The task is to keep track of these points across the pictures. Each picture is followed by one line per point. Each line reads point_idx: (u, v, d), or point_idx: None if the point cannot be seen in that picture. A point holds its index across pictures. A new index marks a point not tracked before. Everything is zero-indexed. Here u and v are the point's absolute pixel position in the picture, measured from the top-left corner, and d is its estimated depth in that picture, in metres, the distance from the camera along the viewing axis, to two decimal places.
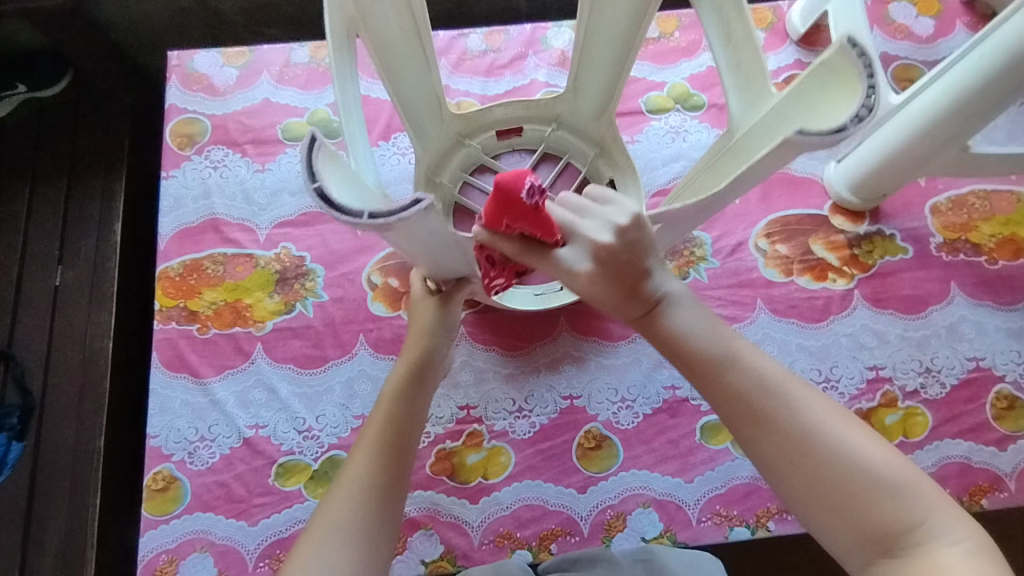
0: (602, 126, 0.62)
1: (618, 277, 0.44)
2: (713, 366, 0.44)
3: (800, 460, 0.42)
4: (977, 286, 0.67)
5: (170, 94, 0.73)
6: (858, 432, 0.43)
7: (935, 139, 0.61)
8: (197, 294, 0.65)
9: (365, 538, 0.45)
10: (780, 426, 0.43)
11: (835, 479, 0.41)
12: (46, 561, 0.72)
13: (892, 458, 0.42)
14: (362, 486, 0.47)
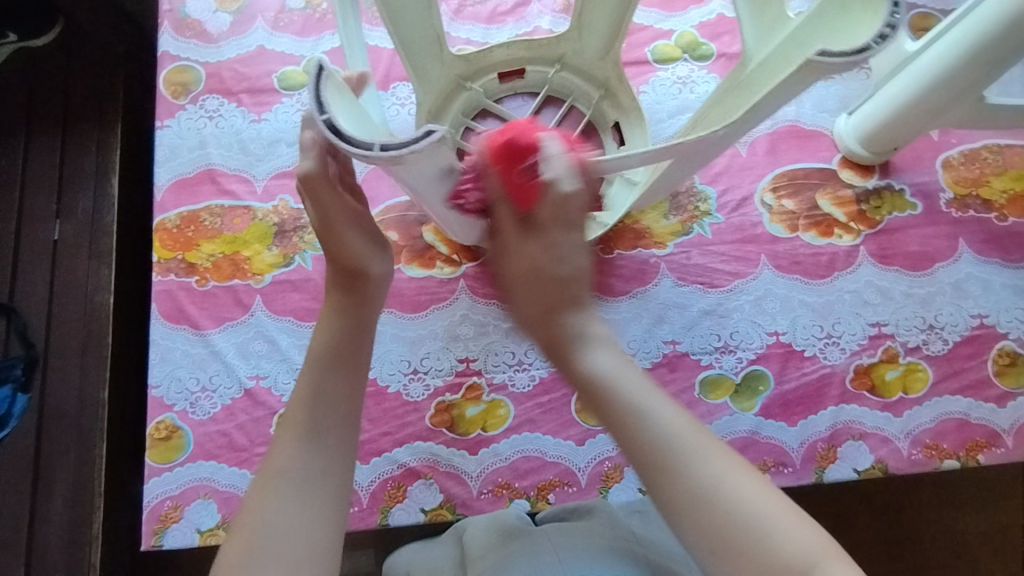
0: (607, 67, 0.60)
1: (551, 285, 0.45)
2: (620, 409, 0.41)
3: (694, 512, 0.37)
4: (986, 243, 0.66)
5: (163, 41, 0.71)
6: (739, 468, 0.38)
7: (951, 89, 0.59)
8: (194, 246, 0.65)
9: (314, 489, 0.40)
10: (680, 472, 0.38)
11: (722, 527, 0.37)
12: (56, 508, 0.74)
13: (781, 502, 0.38)
14: (304, 441, 0.41)
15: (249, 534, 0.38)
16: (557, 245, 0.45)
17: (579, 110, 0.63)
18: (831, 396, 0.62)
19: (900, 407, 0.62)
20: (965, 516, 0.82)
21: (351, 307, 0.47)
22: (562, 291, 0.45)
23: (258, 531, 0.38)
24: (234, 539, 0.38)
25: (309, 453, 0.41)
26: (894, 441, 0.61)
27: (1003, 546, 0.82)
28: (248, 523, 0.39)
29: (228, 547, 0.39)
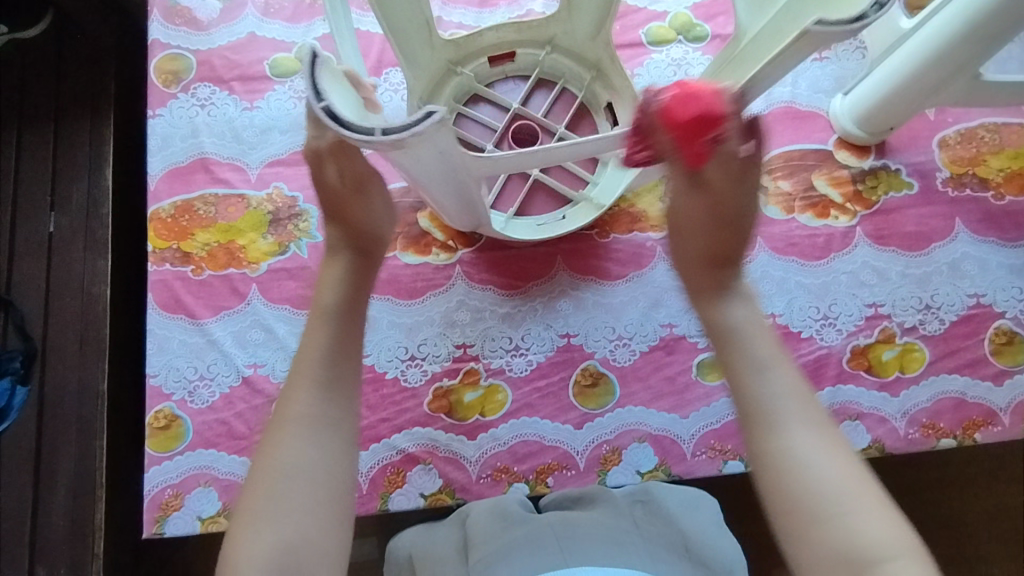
0: (597, 49, 0.60)
1: (717, 228, 0.48)
2: (734, 363, 0.44)
3: (783, 474, 0.40)
4: (983, 222, 0.66)
5: (153, 29, 0.70)
6: (838, 452, 0.40)
7: (946, 66, 0.59)
8: (189, 235, 0.65)
9: (324, 436, 0.42)
10: (778, 433, 0.41)
11: (807, 494, 0.39)
12: (59, 499, 0.74)
13: (872, 492, 0.39)
14: (313, 390, 0.43)
15: (265, 480, 0.41)
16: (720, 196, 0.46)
17: (570, 91, 0.63)
18: (827, 377, 0.62)
19: (897, 387, 0.62)
20: (962, 495, 0.83)
21: (360, 265, 0.49)
22: (726, 243, 0.48)
23: (274, 474, 0.41)
24: (253, 483, 0.41)
25: (320, 401, 0.43)
26: (891, 421, 0.61)
27: (1001, 525, 0.83)
28: (265, 466, 0.42)
29: (247, 494, 0.41)
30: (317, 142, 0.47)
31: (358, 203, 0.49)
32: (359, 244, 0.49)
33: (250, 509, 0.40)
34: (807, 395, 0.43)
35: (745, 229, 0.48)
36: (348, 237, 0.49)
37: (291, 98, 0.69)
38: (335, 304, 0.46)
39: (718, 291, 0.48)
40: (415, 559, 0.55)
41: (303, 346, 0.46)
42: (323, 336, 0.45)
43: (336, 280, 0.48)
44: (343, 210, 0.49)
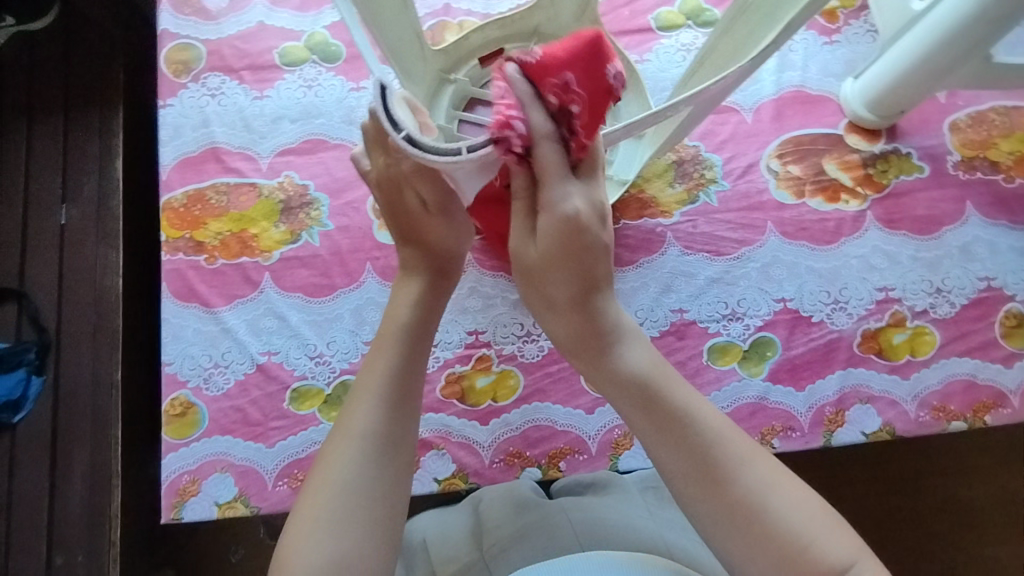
0: (585, 28, 0.60)
1: (573, 260, 0.43)
2: (653, 425, 0.42)
3: (738, 528, 0.39)
4: (993, 205, 0.66)
5: (162, 19, 0.70)
6: (785, 489, 0.40)
7: (962, 45, 0.59)
8: (202, 224, 0.65)
9: (383, 455, 0.43)
10: (726, 480, 0.40)
11: (767, 541, 0.39)
12: (75, 488, 0.75)
13: (823, 516, 0.39)
14: (376, 406, 0.44)
15: (317, 491, 0.41)
16: (579, 215, 0.43)
17: None
18: (838, 360, 0.62)
19: (907, 370, 0.62)
20: (968, 480, 0.83)
21: (431, 287, 0.49)
22: (591, 270, 0.44)
23: (329, 487, 0.41)
24: (308, 494, 0.42)
25: (383, 418, 0.43)
26: (902, 404, 0.62)
27: (1007, 508, 0.83)
28: (322, 476, 0.42)
29: (303, 501, 0.42)
30: (393, 168, 0.47)
31: (432, 223, 0.49)
32: (438, 264, 0.50)
33: (307, 519, 0.41)
34: (736, 436, 0.42)
35: (601, 254, 0.44)
36: (427, 258, 0.49)
37: (301, 87, 0.69)
38: (410, 321, 0.48)
39: (607, 341, 0.44)
40: (425, 544, 0.55)
41: (370, 364, 0.46)
42: (391, 356, 0.46)
43: (410, 299, 0.49)
44: (419, 230, 0.49)
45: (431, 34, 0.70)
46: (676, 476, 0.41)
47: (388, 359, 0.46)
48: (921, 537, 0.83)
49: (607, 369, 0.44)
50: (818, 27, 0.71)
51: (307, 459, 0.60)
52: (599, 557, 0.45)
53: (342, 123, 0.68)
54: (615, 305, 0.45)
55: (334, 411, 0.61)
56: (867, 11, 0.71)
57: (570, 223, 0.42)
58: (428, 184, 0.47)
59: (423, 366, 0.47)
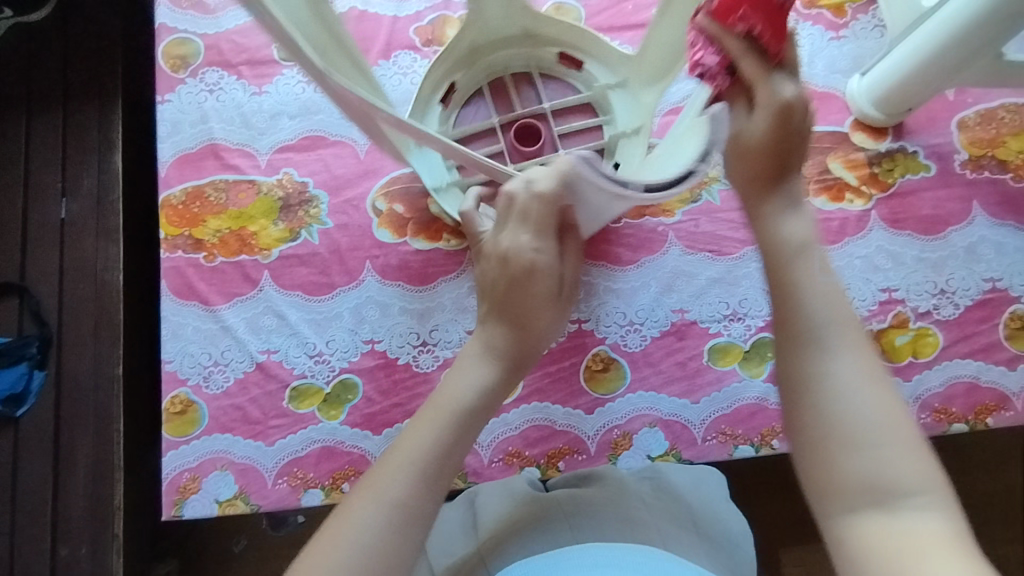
0: (518, 20, 0.59)
1: (767, 150, 0.47)
2: (789, 277, 0.44)
3: (819, 393, 0.39)
4: (1000, 205, 0.65)
5: (158, 13, 0.69)
6: (879, 389, 0.39)
7: (969, 45, 0.58)
8: (200, 222, 0.65)
9: (404, 523, 0.40)
10: (825, 347, 0.40)
11: (840, 409, 0.38)
12: (78, 482, 0.76)
13: (907, 427, 0.38)
14: (411, 476, 0.41)
15: (331, 551, 0.39)
16: (783, 103, 0.47)
17: (522, 77, 0.63)
18: None
19: (910, 371, 0.62)
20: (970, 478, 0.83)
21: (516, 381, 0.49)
22: (762, 162, 0.48)
23: (342, 553, 0.39)
24: (314, 551, 0.40)
25: (415, 486, 0.41)
26: None
27: (1006, 506, 0.83)
28: (336, 533, 0.40)
29: (310, 548, 0.40)
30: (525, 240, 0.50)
31: (528, 298, 0.49)
32: (513, 356, 0.48)
33: (310, 567, 0.39)
34: (856, 330, 0.41)
35: (800, 144, 0.48)
36: (514, 338, 0.49)
37: (300, 82, 0.68)
38: (470, 404, 0.45)
39: (776, 203, 0.47)
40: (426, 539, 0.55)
41: (414, 429, 0.44)
42: (440, 422, 0.44)
43: (477, 381, 0.47)
44: (529, 317, 0.49)
45: (432, 28, 0.69)
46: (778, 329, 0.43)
47: (435, 430, 0.44)
48: None
49: (761, 222, 0.47)
50: (825, 22, 0.69)
51: (306, 457, 0.60)
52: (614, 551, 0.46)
53: (340, 119, 0.68)
54: (795, 187, 0.48)
55: (333, 410, 0.61)
56: (876, 5, 0.70)
57: (779, 104, 0.47)
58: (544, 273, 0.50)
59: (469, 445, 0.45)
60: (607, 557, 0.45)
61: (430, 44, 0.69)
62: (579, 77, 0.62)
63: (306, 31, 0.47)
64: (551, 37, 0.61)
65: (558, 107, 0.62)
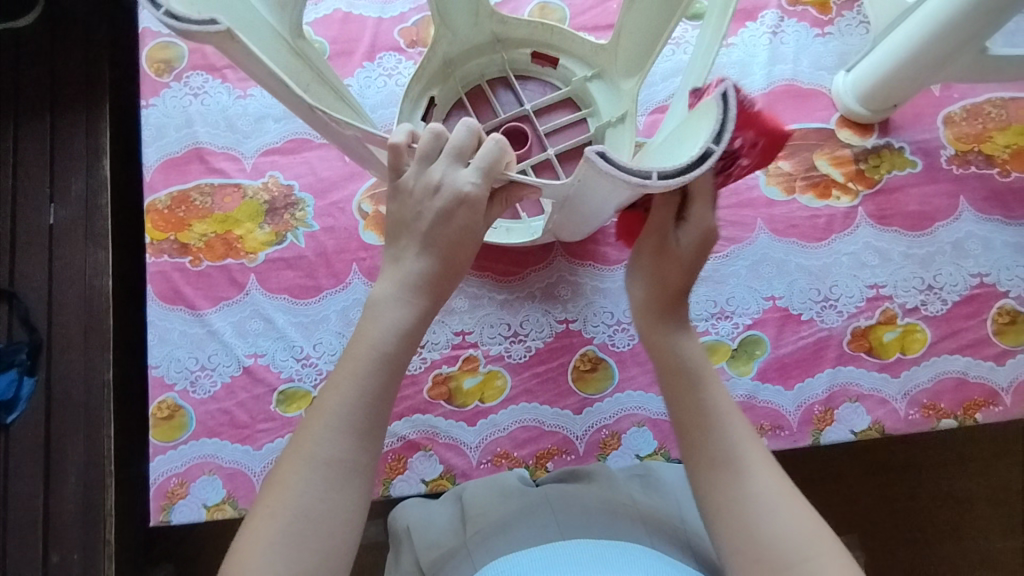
0: (486, 24, 0.60)
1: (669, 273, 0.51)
2: (695, 403, 0.48)
3: (738, 517, 0.43)
4: (987, 200, 0.65)
5: (142, 17, 0.69)
6: (789, 504, 0.43)
7: (953, 40, 0.58)
8: (186, 226, 0.64)
9: (342, 477, 0.42)
10: (739, 473, 0.45)
11: (758, 532, 0.43)
12: (70, 488, 0.76)
13: (820, 537, 0.42)
14: (339, 432, 0.43)
15: (272, 514, 0.41)
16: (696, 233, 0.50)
17: (498, 83, 0.63)
18: (828, 359, 0.62)
19: (898, 368, 0.62)
20: (963, 473, 0.84)
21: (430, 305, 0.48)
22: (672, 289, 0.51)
23: (281, 513, 0.41)
24: (259, 517, 0.42)
25: (349, 443, 0.43)
26: (892, 402, 0.61)
27: (999, 501, 0.83)
28: (274, 496, 0.42)
29: (251, 521, 0.42)
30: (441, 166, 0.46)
31: (455, 232, 0.47)
32: (430, 286, 0.48)
33: (259, 533, 0.41)
34: (758, 454, 0.46)
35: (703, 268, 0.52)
36: (437, 271, 0.48)
37: None
38: (388, 349, 0.45)
39: (676, 329, 0.51)
40: (410, 531, 0.55)
41: (334, 384, 0.45)
42: (362, 375, 0.44)
43: (389, 322, 0.46)
44: (440, 232, 0.47)
45: (417, 29, 0.69)
46: (693, 456, 0.46)
47: (360, 384, 0.44)
48: (915, 531, 0.83)
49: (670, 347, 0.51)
50: (810, 19, 0.69)
51: None
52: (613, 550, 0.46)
53: None
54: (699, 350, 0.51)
55: None
56: (860, 1, 0.70)
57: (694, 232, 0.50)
58: (470, 212, 0.46)
59: (393, 396, 0.45)
60: (591, 550, 0.45)
61: (416, 45, 0.69)
62: (556, 74, 0.62)
63: (285, 65, 0.47)
64: (519, 41, 0.62)
65: (540, 106, 0.61)
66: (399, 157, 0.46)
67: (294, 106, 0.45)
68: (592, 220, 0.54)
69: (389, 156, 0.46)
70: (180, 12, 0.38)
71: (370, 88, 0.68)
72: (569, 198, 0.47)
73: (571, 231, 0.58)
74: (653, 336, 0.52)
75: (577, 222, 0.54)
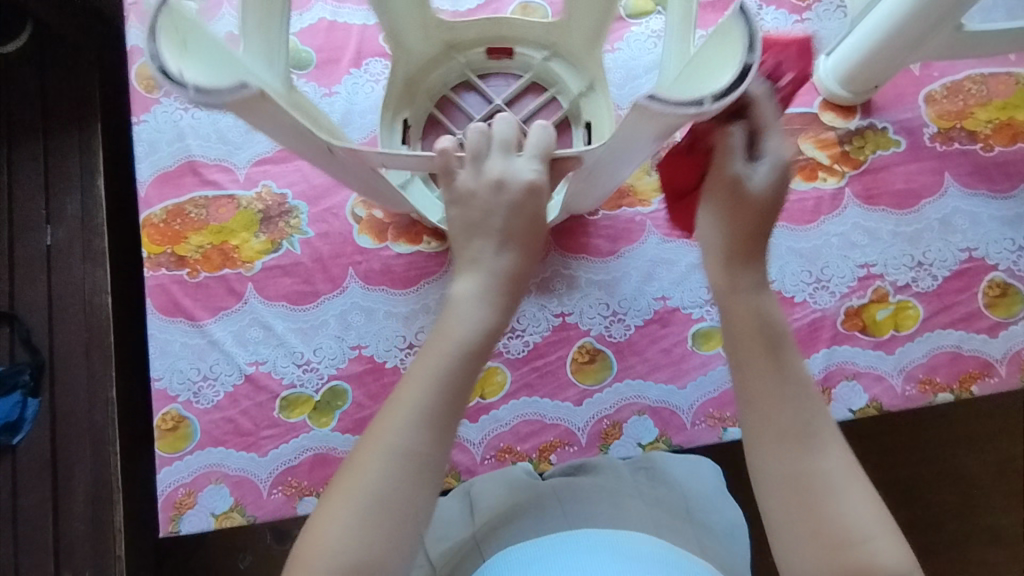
0: (437, 34, 0.62)
1: (749, 221, 0.46)
2: (774, 370, 0.42)
3: (807, 497, 0.39)
4: (972, 175, 0.66)
5: (130, 35, 0.70)
6: (856, 491, 0.39)
7: (930, 17, 0.59)
8: (182, 238, 0.65)
9: (417, 474, 0.40)
10: (817, 449, 0.41)
11: (825, 517, 0.39)
12: (78, 505, 0.76)
13: (880, 526, 0.39)
14: (418, 424, 0.40)
15: (347, 497, 0.39)
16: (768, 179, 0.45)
17: (461, 89, 0.64)
18: (822, 339, 0.63)
19: (892, 345, 0.62)
20: (966, 448, 0.84)
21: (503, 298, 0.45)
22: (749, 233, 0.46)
23: (356, 497, 0.39)
24: (334, 497, 0.40)
25: (427, 438, 0.40)
26: (888, 378, 0.62)
27: (1002, 474, 0.84)
28: (350, 481, 0.40)
29: (321, 509, 0.40)
30: (494, 162, 0.47)
31: (528, 223, 0.46)
32: (513, 284, 0.46)
33: (330, 519, 0.39)
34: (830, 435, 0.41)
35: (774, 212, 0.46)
36: (519, 267, 0.46)
37: None
38: (474, 345, 0.43)
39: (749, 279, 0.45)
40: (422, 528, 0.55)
41: (415, 373, 0.42)
42: (441, 364, 0.42)
43: (468, 314, 0.44)
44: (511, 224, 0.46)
45: None
46: (770, 425, 0.41)
47: (440, 375, 0.42)
48: (921, 508, 0.84)
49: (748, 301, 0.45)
50: (788, 6, 0.70)
51: (299, 466, 0.61)
52: (636, 541, 0.45)
53: None
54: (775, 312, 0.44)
55: (324, 417, 0.62)
56: None
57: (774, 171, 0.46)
58: (538, 200, 0.47)
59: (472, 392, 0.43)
60: (607, 536, 0.45)
61: None
62: (514, 63, 0.64)
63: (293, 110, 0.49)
64: (471, 42, 0.63)
65: (508, 98, 0.63)
66: (449, 160, 0.46)
67: (313, 149, 0.47)
68: (601, 181, 0.54)
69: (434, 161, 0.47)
70: (208, 86, 0.40)
71: (358, 94, 0.68)
72: (597, 160, 0.47)
73: (582, 201, 0.58)
74: (732, 292, 0.45)
75: (592, 187, 0.55)
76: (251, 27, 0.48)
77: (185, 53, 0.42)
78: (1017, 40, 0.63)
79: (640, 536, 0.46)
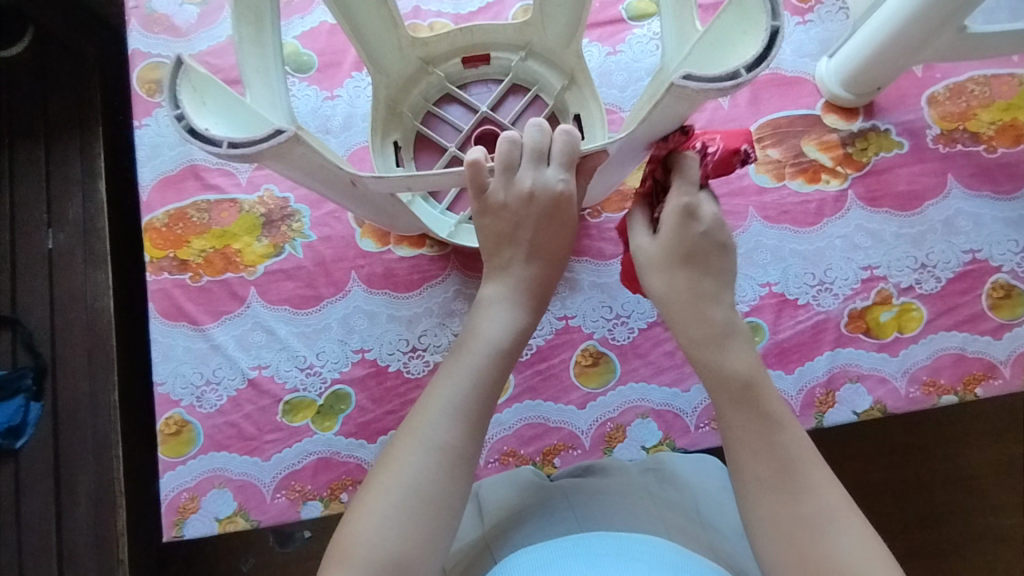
0: (411, 52, 0.61)
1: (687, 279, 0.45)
2: (748, 423, 0.42)
3: (797, 539, 0.38)
4: (975, 176, 0.66)
5: (132, 38, 0.70)
6: (847, 523, 0.39)
7: (930, 21, 0.59)
8: (185, 242, 0.65)
9: (453, 467, 0.40)
10: (806, 496, 0.39)
11: (817, 555, 0.38)
12: (81, 510, 0.76)
13: (877, 550, 0.38)
14: (451, 419, 0.41)
15: (384, 490, 0.39)
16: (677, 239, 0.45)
17: (440, 101, 0.64)
18: (826, 341, 0.62)
19: (896, 347, 0.62)
20: (969, 450, 0.84)
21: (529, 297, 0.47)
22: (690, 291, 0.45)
23: (393, 490, 0.39)
24: (370, 492, 0.40)
25: (460, 433, 0.41)
26: (892, 380, 0.62)
27: (1006, 477, 0.84)
28: (387, 475, 0.40)
29: (355, 506, 0.40)
30: (524, 172, 0.47)
31: (556, 231, 0.48)
32: (538, 294, 0.48)
33: (366, 509, 0.39)
34: (820, 469, 0.41)
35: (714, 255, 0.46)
36: (545, 274, 0.48)
37: None
38: (505, 345, 0.45)
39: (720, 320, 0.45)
40: None
41: (447, 373, 0.44)
42: (474, 363, 0.43)
43: (498, 317, 0.46)
44: (539, 232, 0.47)
45: None
46: (752, 480, 0.41)
47: (473, 371, 0.43)
48: (925, 510, 0.83)
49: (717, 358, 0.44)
50: (790, 7, 0.70)
51: (303, 470, 0.61)
52: (655, 546, 0.44)
53: (317, 132, 0.67)
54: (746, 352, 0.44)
55: (327, 421, 0.62)
56: None
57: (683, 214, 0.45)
58: (569, 207, 0.47)
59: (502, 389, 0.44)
60: (621, 539, 0.44)
61: None
62: (492, 69, 0.63)
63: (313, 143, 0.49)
64: (445, 55, 0.63)
65: (492, 103, 0.62)
66: (482, 172, 0.45)
67: (334, 181, 0.48)
68: (611, 171, 0.54)
69: (470, 176, 0.45)
70: (241, 139, 0.40)
71: (359, 97, 0.68)
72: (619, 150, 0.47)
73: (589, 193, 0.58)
74: (691, 351, 0.45)
75: (604, 177, 0.55)
76: (245, 43, 0.45)
77: (208, 111, 0.42)
78: (1020, 42, 0.63)
79: (656, 539, 0.45)
